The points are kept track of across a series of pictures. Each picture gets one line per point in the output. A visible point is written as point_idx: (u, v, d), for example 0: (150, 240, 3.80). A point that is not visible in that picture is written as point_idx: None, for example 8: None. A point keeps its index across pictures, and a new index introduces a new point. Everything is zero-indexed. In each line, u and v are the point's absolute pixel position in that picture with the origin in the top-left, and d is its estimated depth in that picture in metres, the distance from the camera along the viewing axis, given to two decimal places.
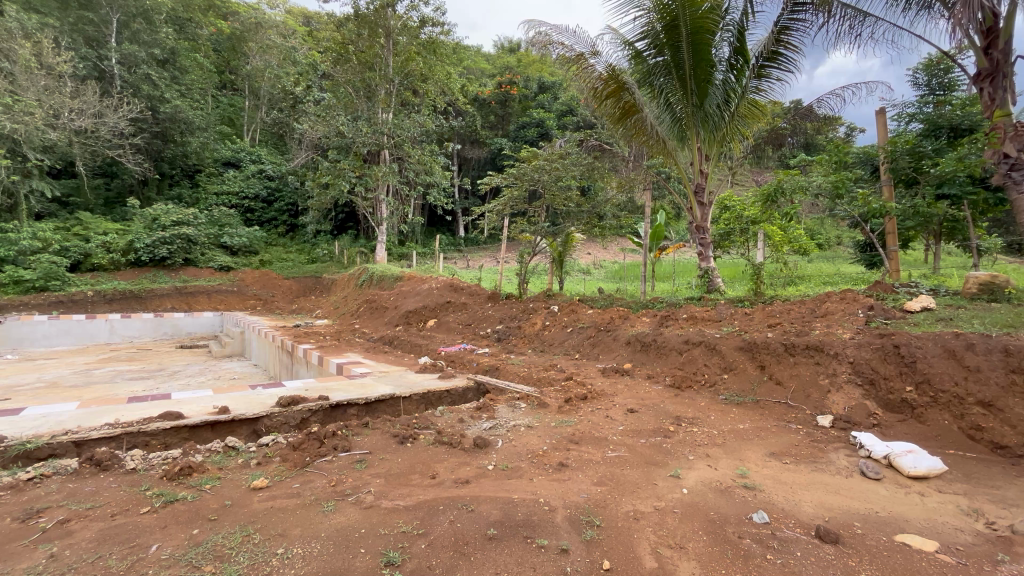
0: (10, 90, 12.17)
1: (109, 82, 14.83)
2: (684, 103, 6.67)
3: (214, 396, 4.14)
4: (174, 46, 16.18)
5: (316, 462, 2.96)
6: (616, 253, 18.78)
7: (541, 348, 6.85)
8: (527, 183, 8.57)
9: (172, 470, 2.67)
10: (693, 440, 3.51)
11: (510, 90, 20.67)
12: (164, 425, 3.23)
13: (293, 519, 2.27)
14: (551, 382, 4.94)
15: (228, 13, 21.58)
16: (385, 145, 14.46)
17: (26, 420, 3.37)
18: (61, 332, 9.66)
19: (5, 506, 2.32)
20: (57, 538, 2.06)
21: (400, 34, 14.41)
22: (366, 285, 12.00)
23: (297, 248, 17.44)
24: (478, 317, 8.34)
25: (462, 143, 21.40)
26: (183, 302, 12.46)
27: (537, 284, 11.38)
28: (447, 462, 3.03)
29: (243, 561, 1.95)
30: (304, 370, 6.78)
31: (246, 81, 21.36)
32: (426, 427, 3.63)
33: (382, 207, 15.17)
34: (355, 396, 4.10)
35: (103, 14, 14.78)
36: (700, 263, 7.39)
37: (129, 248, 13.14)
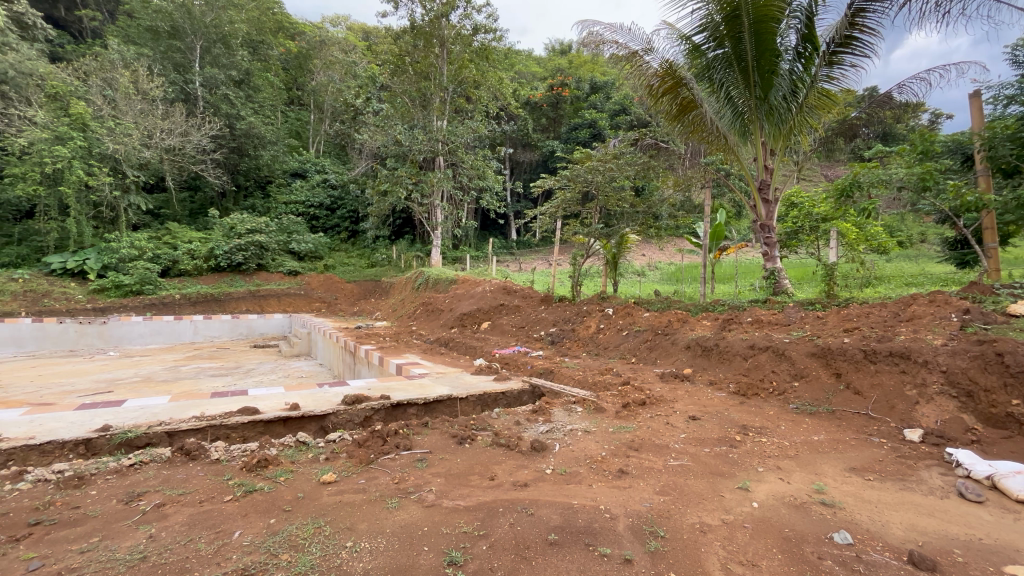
0: (113, 115, 13.63)
1: (193, 103, 16.25)
2: (747, 96, 6.35)
3: (286, 393, 4.39)
4: (248, 68, 17.46)
5: (380, 460, 3.06)
6: (673, 254, 18.19)
7: (596, 351, 6.73)
8: (581, 185, 8.45)
9: (250, 462, 2.85)
10: (762, 451, 3.31)
11: (562, 91, 20.57)
12: (243, 420, 3.48)
13: (360, 514, 2.35)
14: (607, 386, 4.84)
15: (295, 33, 22.97)
16: (440, 151, 14.83)
17: (127, 411, 3.73)
18: (153, 332, 10.61)
19: (111, 489, 2.57)
20: (154, 520, 2.25)
21: (453, 43, 14.75)
22: (422, 288, 12.34)
23: (358, 253, 18.24)
24: (531, 320, 8.34)
25: (514, 147, 21.58)
26: (257, 305, 13.36)
27: (590, 286, 11.24)
28: (505, 464, 3.04)
29: (316, 552, 2.04)
30: (365, 370, 7.06)
31: (311, 96, 22.60)
32: (482, 429, 3.67)
33: (438, 213, 15.60)
34: (414, 396, 4.22)
35: (188, 42, 16.23)
36: (766, 263, 6.99)
37: (210, 255, 14.25)
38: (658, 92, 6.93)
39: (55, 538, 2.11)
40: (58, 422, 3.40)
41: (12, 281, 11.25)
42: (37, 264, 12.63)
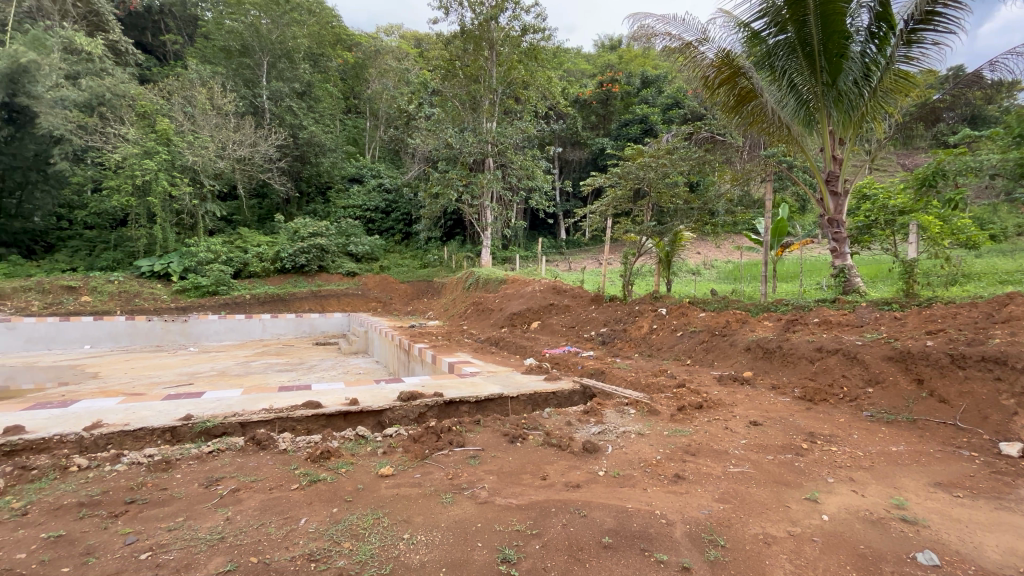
0: (193, 129, 14.80)
1: (261, 116, 17.39)
2: (813, 83, 5.97)
3: (346, 389, 4.59)
4: (310, 79, 18.44)
5: (434, 455, 3.14)
6: (731, 252, 17.42)
7: (649, 352, 6.56)
8: (632, 182, 8.26)
9: (314, 453, 3.01)
10: (832, 461, 3.10)
11: (611, 87, 20.20)
12: (307, 413, 3.69)
13: (416, 508, 2.42)
14: (661, 388, 4.70)
15: (352, 45, 24.00)
16: (489, 152, 14.99)
17: (205, 402, 4.05)
18: (227, 330, 11.39)
19: (193, 473, 2.80)
20: (230, 504, 2.43)
21: (502, 44, 14.92)
22: (472, 288, 12.52)
23: (411, 254, 18.80)
24: (582, 320, 8.24)
25: (564, 146, 21.44)
26: (318, 305, 14.08)
27: (642, 286, 10.97)
28: (557, 464, 3.02)
29: (375, 542, 2.12)
30: (419, 368, 7.26)
31: (367, 104, 23.53)
32: (534, 428, 3.67)
33: (487, 213, 15.79)
34: (466, 394, 4.29)
35: (257, 58, 17.39)
36: (835, 261, 6.54)
37: (277, 257, 15.18)
38: (714, 84, 6.65)
39: (147, 515, 2.33)
40: (148, 410, 3.74)
41: (109, 283, 12.46)
42: (129, 268, 13.91)
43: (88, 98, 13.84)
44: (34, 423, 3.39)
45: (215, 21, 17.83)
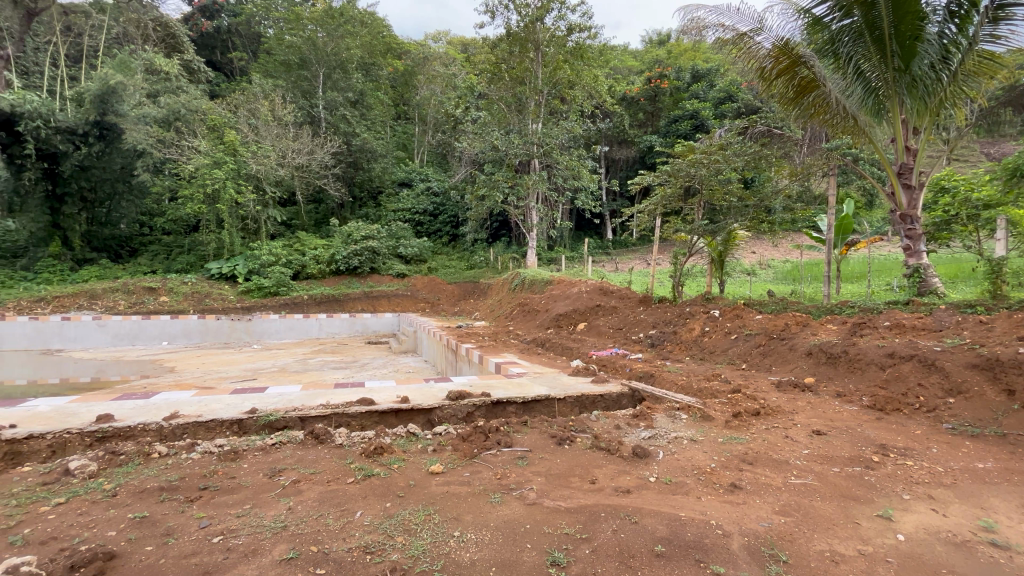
0: (256, 139, 15.76)
1: (318, 125, 18.27)
2: (883, 69, 5.58)
3: (398, 387, 4.73)
4: (362, 88, 19.17)
5: (483, 454, 3.17)
6: (789, 251, 16.54)
7: (701, 355, 6.31)
8: (683, 180, 8.00)
9: (368, 448, 3.12)
10: (908, 476, 2.87)
11: (660, 83, 19.66)
12: (361, 409, 3.83)
13: (465, 506, 2.46)
14: (715, 393, 4.51)
15: (402, 53, 24.72)
16: (535, 153, 15.01)
17: (269, 397, 4.29)
18: (287, 328, 12.01)
19: (259, 463, 2.98)
20: (292, 494, 2.56)
21: (548, 45, 14.93)
22: (518, 289, 12.56)
23: (458, 255, 19.13)
24: (630, 322, 8.06)
25: (610, 145, 21.12)
26: (370, 305, 14.59)
27: (693, 287, 10.63)
28: (606, 468, 2.98)
29: (427, 538, 2.17)
30: (466, 368, 7.36)
31: (416, 110, 24.13)
32: (582, 431, 3.63)
33: (533, 215, 15.82)
34: (514, 395, 4.31)
35: (314, 70, 18.29)
36: (908, 259, 6.06)
37: (332, 260, 15.88)
38: (771, 75, 6.32)
39: (217, 502, 2.49)
40: (219, 403, 4.01)
41: (184, 284, 13.47)
42: (201, 270, 14.96)
43: (166, 114, 14.97)
44: (121, 412, 3.72)
45: (277, 37, 18.88)
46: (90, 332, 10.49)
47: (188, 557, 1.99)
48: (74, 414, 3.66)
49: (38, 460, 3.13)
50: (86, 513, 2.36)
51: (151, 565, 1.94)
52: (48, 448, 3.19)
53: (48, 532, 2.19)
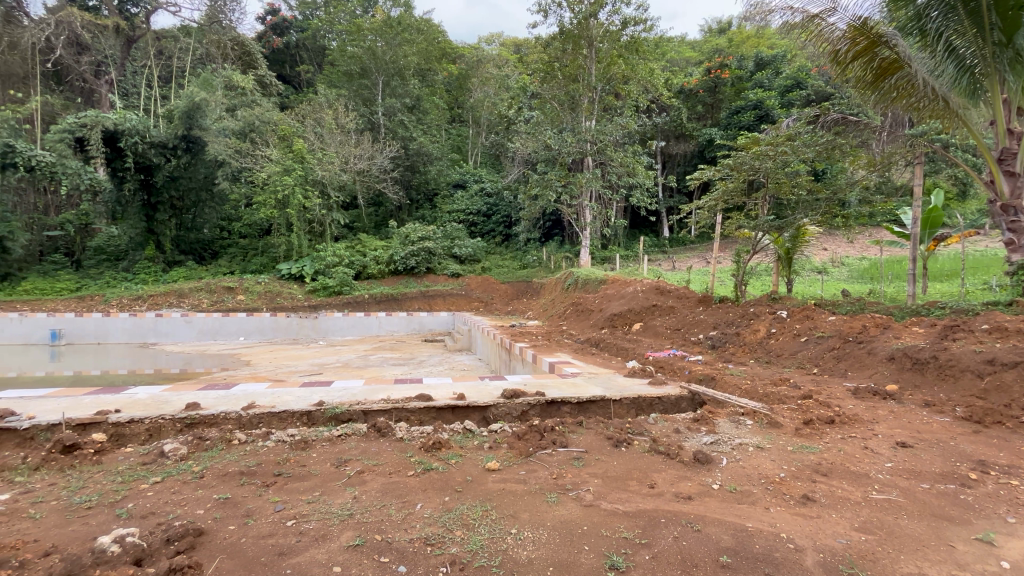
0: (322, 147, 16.64)
1: (377, 131, 19.03)
2: (980, 44, 5.05)
3: (454, 384, 4.83)
4: (419, 94, 19.75)
5: (538, 453, 3.17)
6: (866, 247, 15.32)
7: (767, 358, 5.95)
8: (746, 173, 7.57)
9: (427, 443, 3.21)
10: (1013, 497, 2.57)
11: (720, 74, 18.76)
12: (419, 405, 3.95)
13: (522, 504, 2.47)
14: (783, 399, 4.26)
15: (456, 57, 25.21)
16: (589, 151, 14.83)
17: (335, 390, 4.53)
18: (350, 325, 12.58)
19: (327, 453, 3.14)
20: (357, 484, 2.69)
21: (602, 40, 14.67)
22: (572, 289, 12.46)
23: (511, 255, 19.30)
24: (688, 322, 7.75)
25: (667, 140, 20.46)
26: (427, 304, 15.00)
27: (757, 286, 10.09)
28: (666, 473, 2.88)
29: (484, 534, 2.20)
30: (520, 367, 7.39)
31: (469, 112, 24.52)
32: (640, 433, 3.54)
33: (587, 213, 15.62)
34: (568, 395, 4.28)
35: (374, 79, 19.04)
36: (1011, 255, 5.42)
37: (391, 260, 16.44)
38: (846, 58, 5.81)
39: (290, 487, 2.65)
40: (290, 395, 4.28)
41: (258, 283, 14.47)
42: (273, 270, 15.99)
43: (243, 126, 16.05)
44: (206, 401, 4.05)
45: (339, 49, 19.77)
46: (179, 327, 11.51)
47: (266, 537, 2.14)
48: (167, 402, 4.04)
49: (138, 442, 3.48)
50: (178, 492, 2.59)
51: (233, 543, 2.09)
52: (146, 432, 3.52)
53: (147, 507, 2.43)
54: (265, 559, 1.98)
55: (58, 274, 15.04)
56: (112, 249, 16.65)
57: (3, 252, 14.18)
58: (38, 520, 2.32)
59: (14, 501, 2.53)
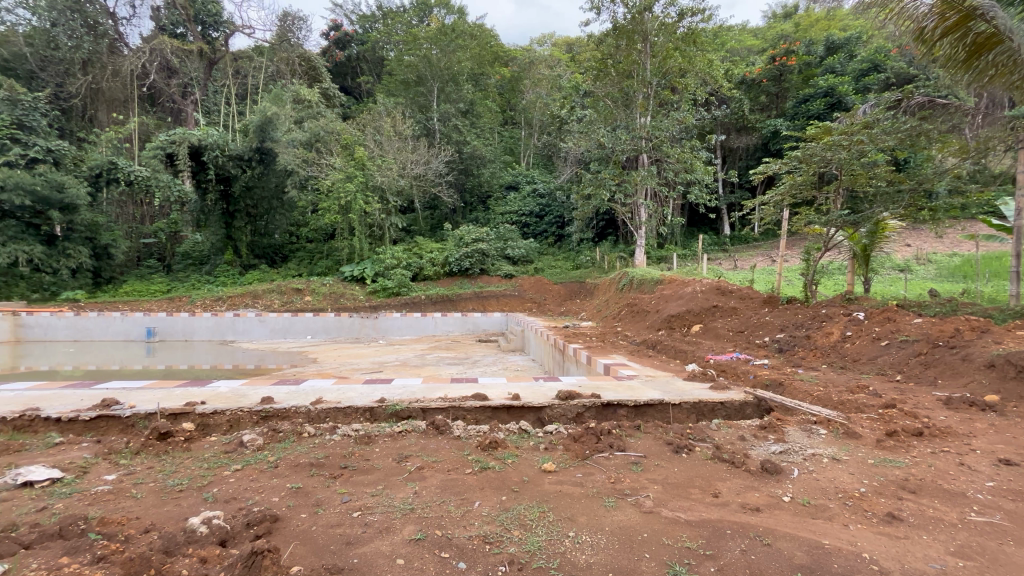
0: (381, 154, 17.30)
1: (433, 137, 19.53)
2: None
3: (509, 384, 4.86)
4: (472, 98, 20.08)
5: (595, 456, 3.13)
6: (958, 242, 13.91)
7: (841, 364, 5.53)
8: (817, 165, 7.07)
9: (483, 442, 3.26)
10: None
11: (786, 61, 17.64)
12: (476, 404, 4.02)
13: (579, 507, 2.45)
14: (862, 407, 3.94)
15: (508, 60, 25.40)
16: (644, 148, 14.44)
17: (395, 388, 4.69)
18: (407, 325, 12.98)
19: (389, 449, 3.26)
20: (417, 480, 2.77)
21: (657, 34, 14.21)
22: (626, 289, 12.20)
23: (564, 255, 19.22)
24: (753, 324, 7.34)
25: (727, 133, 19.57)
26: (481, 304, 15.23)
27: (829, 286, 9.41)
28: (731, 482, 2.75)
29: (542, 535, 2.19)
30: (574, 368, 7.31)
31: (521, 114, 24.63)
32: (702, 440, 3.41)
33: (642, 211, 15.24)
34: (625, 397, 4.19)
35: (429, 85, 19.55)
36: None
37: (446, 262, 16.80)
38: (932, 36, 5.30)
39: (355, 480, 2.78)
40: (354, 392, 4.47)
41: (324, 285, 15.28)
42: (336, 273, 16.78)
43: (310, 137, 16.98)
44: (279, 396, 4.33)
45: (397, 58, 20.48)
46: (254, 325, 12.37)
47: (334, 527, 2.25)
48: (245, 396, 4.35)
49: (221, 432, 3.76)
50: (256, 480, 2.79)
51: (305, 531, 2.21)
52: (227, 422, 3.82)
53: (230, 493, 2.63)
54: (334, 548, 2.08)
55: (153, 278, 16.61)
56: (196, 254, 18.19)
57: (108, 258, 15.86)
58: (139, 499, 2.57)
59: (120, 481, 2.82)
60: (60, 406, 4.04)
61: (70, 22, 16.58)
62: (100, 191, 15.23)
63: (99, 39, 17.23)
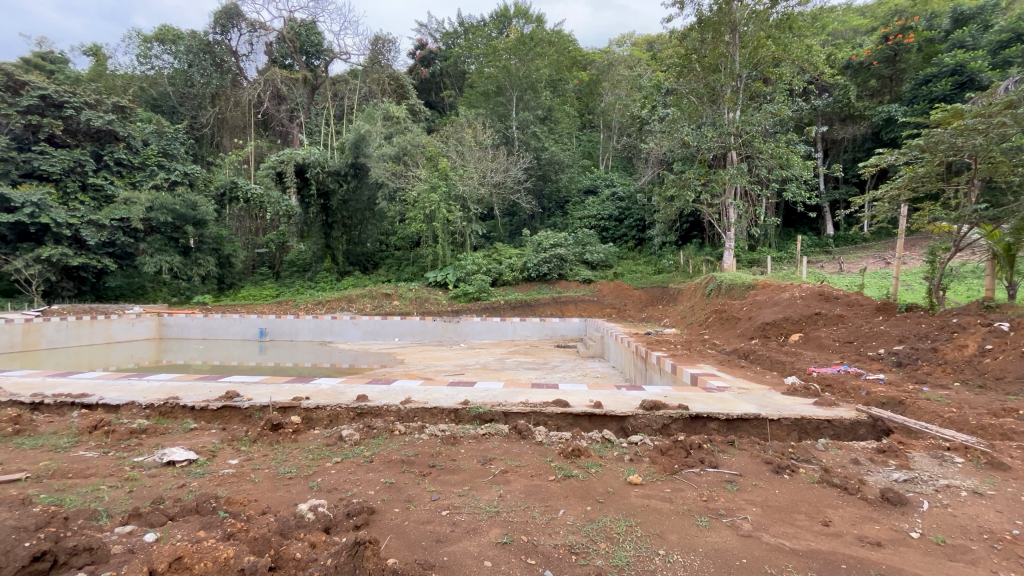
0: (462, 164, 17.88)
1: (511, 145, 19.89)
2: None
3: (591, 392, 4.76)
4: (550, 104, 20.21)
5: (684, 471, 2.97)
6: None
7: (979, 382, 4.78)
8: (944, 155, 6.20)
9: (566, 449, 3.23)
10: None
11: (902, 38, 15.64)
12: (557, 410, 4.00)
13: (669, 524, 2.33)
14: (1011, 435, 3.36)
15: (587, 63, 25.20)
16: (733, 145, 13.59)
17: (478, 391, 4.79)
18: (487, 329, 13.23)
19: (473, 450, 3.34)
20: (502, 483, 2.80)
21: (747, 23, 13.33)
22: (714, 295, 11.50)
23: (645, 260, 18.67)
24: (865, 333, 6.57)
25: (830, 124, 17.84)
26: (559, 309, 15.16)
27: (962, 291, 8.20)
28: (844, 510, 2.48)
29: (630, 550, 2.12)
30: (657, 377, 7.02)
31: (600, 117, 24.27)
32: (807, 461, 3.11)
33: (731, 212, 14.34)
34: (716, 410, 3.94)
35: (508, 95, 19.91)
36: None
37: (525, 268, 16.90)
38: None
39: (443, 480, 2.88)
40: (439, 393, 4.65)
41: (410, 289, 16.13)
42: (422, 279, 17.58)
43: (398, 151, 18.01)
44: (373, 394, 4.63)
45: (477, 71, 21.14)
46: (348, 327, 13.33)
47: (425, 523, 2.34)
48: (343, 393, 4.69)
49: (322, 425, 4.09)
50: (354, 473, 2.99)
51: (398, 525, 2.33)
52: (327, 417, 4.13)
53: (331, 483, 2.85)
54: (425, 544, 2.16)
55: (265, 284, 18.53)
56: (301, 262, 20.01)
57: (229, 266, 18.01)
58: (257, 484, 2.87)
59: (241, 466, 3.17)
60: (194, 396, 4.64)
61: (202, 62, 19.28)
62: (224, 208, 17.37)
63: (224, 75, 19.75)
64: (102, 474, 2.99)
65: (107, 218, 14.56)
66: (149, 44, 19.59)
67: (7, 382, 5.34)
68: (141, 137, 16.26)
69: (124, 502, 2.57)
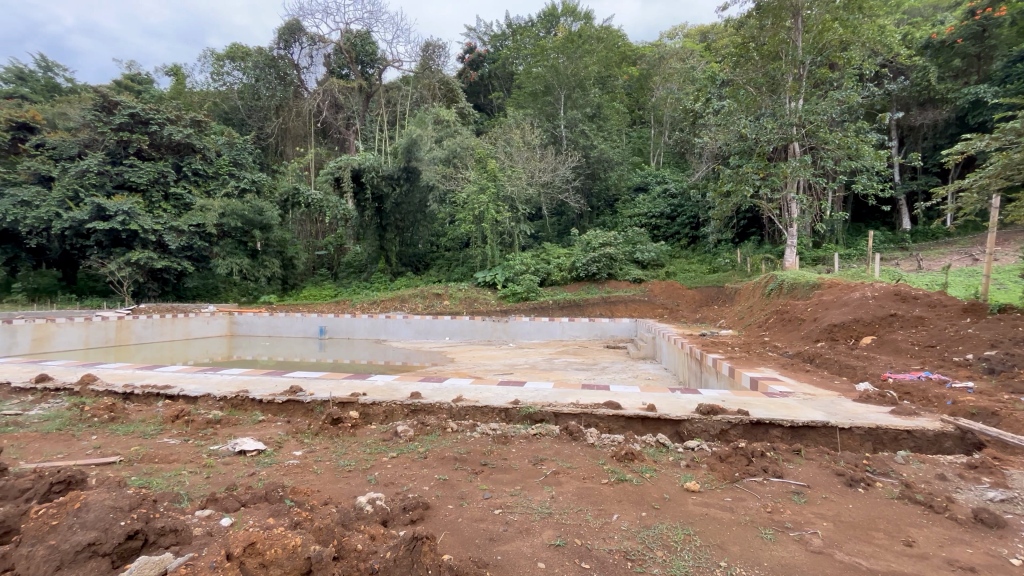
0: (511, 164, 17.96)
1: (559, 144, 19.78)
2: None
3: (643, 394, 4.64)
4: (599, 101, 19.96)
5: (745, 480, 2.83)
6: None
7: None
8: None
9: (620, 452, 3.16)
10: None
11: (993, 12, 14.15)
12: (609, 412, 3.93)
13: (730, 535, 2.23)
14: None
15: (637, 58, 24.64)
16: (795, 136, 12.83)
17: (527, 391, 4.79)
18: (535, 329, 13.21)
19: (524, 450, 3.35)
20: (553, 484, 2.79)
21: (811, 6, 12.56)
22: (774, 294, 10.92)
23: (699, 258, 18.03)
24: (949, 336, 6.01)
25: (906, 110, 16.47)
26: (608, 309, 14.90)
27: None
28: (930, 530, 2.27)
29: (689, 560, 2.05)
30: (713, 380, 6.74)
31: (651, 112, 23.65)
32: (885, 475, 2.88)
33: (793, 207, 13.55)
34: (780, 417, 3.73)
35: (556, 94, 19.82)
36: None
37: (573, 267, 16.74)
38: None
39: (495, 479, 2.90)
40: (489, 393, 4.69)
41: (460, 289, 16.40)
42: (471, 279, 17.82)
43: (448, 153, 18.40)
44: (425, 391, 4.73)
45: (525, 72, 21.19)
46: (400, 326, 13.74)
47: (478, 521, 2.37)
48: (397, 390, 4.84)
49: (378, 421, 4.23)
50: (409, 468, 3.08)
51: (452, 522, 2.37)
52: (383, 413, 4.27)
53: (388, 477, 2.94)
54: (478, 542, 2.19)
55: (324, 284, 19.43)
56: (357, 263, 20.86)
57: (292, 268, 19.07)
58: (319, 475, 3.01)
59: (305, 457, 3.33)
60: (262, 390, 4.94)
61: (268, 76, 20.78)
62: (287, 212, 18.42)
63: (287, 87, 20.95)
64: (183, 460, 3.24)
65: (185, 224, 15.78)
66: (221, 62, 21.12)
67: (104, 374, 5.90)
68: (214, 148, 17.56)
69: (203, 487, 2.78)
